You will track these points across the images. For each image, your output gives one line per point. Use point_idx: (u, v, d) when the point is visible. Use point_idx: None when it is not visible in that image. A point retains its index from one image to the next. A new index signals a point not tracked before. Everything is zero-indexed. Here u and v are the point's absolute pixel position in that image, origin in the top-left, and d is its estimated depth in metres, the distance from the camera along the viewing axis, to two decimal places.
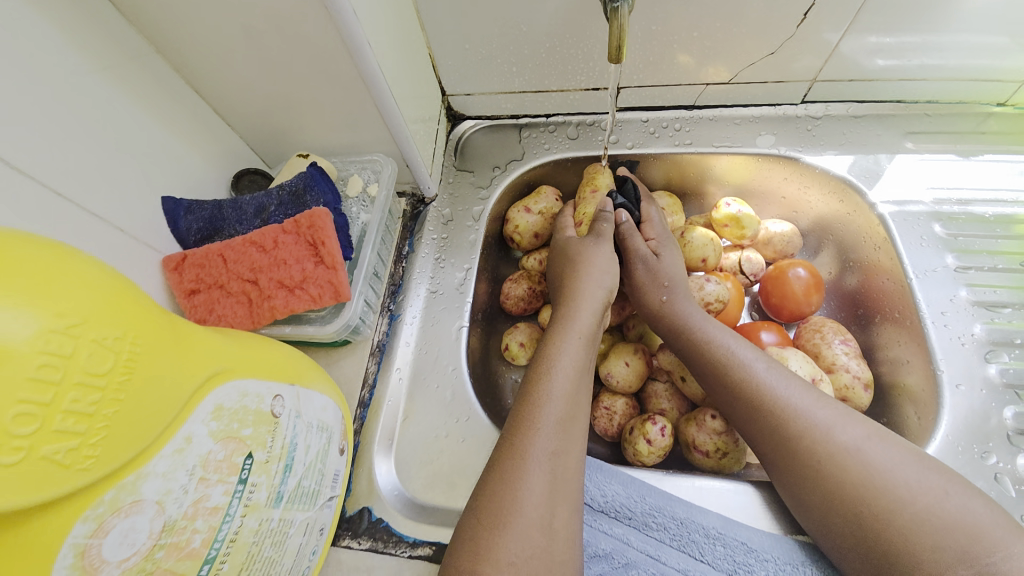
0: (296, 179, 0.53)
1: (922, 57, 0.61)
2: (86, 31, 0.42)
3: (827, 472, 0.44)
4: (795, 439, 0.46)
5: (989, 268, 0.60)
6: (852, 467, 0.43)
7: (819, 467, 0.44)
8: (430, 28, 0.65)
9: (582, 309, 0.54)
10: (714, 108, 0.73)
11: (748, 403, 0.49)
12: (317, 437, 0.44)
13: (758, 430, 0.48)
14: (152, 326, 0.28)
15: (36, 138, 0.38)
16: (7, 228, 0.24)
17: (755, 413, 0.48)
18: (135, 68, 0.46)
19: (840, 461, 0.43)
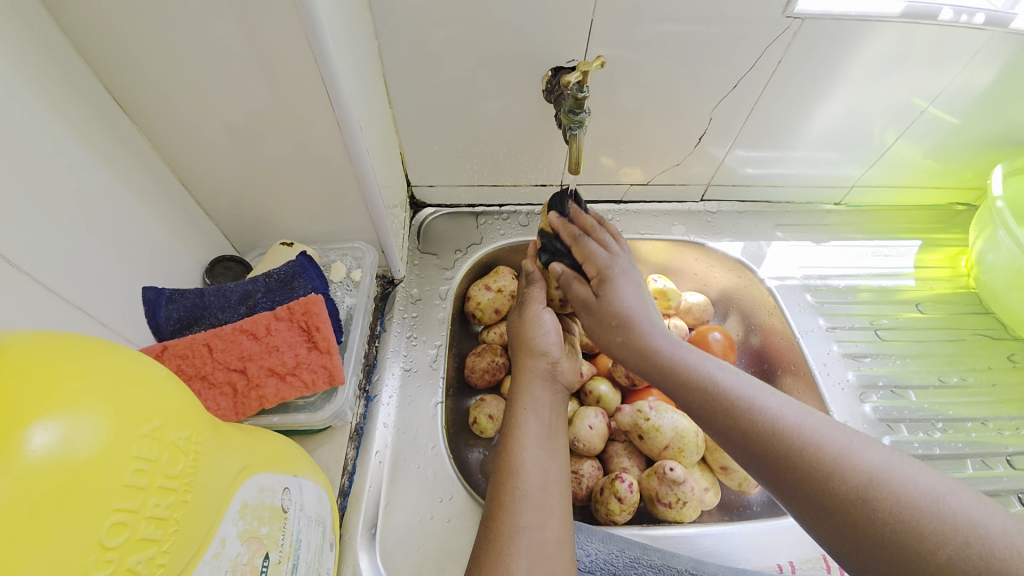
0: (284, 267, 0.54)
1: (779, 169, 0.83)
2: (85, 131, 0.44)
3: (846, 505, 0.36)
4: (801, 471, 0.38)
5: (849, 327, 0.78)
6: (872, 494, 0.35)
7: (833, 496, 0.36)
8: (402, 132, 0.73)
9: (538, 349, 0.57)
10: (637, 203, 0.89)
11: (736, 426, 0.42)
12: (316, 531, 0.43)
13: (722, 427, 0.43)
14: (203, 424, 0.30)
15: (25, 231, 0.38)
16: (87, 336, 0.26)
17: (715, 411, 0.44)
18: (125, 162, 0.48)
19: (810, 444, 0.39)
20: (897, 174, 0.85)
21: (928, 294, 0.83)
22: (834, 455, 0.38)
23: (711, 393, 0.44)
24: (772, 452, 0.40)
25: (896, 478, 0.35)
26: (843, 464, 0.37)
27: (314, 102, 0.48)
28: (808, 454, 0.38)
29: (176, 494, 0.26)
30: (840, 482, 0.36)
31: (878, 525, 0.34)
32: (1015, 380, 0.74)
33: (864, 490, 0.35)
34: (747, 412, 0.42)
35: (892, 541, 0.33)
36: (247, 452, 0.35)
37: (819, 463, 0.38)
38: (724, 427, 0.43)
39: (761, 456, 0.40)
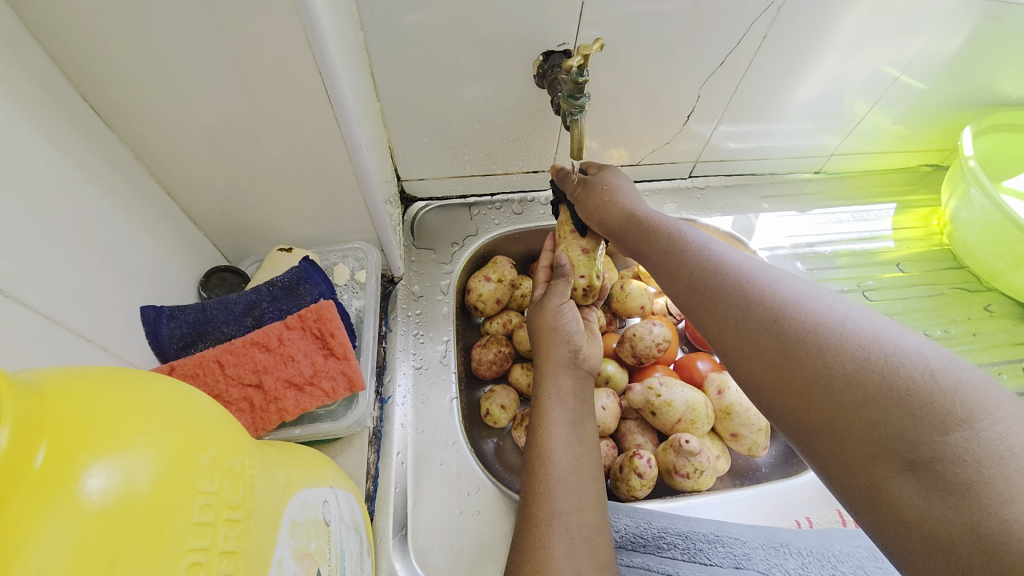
0: (287, 274, 0.52)
1: (763, 142, 0.85)
2: (55, 143, 0.41)
3: (781, 348, 0.37)
4: (747, 320, 0.40)
5: (838, 291, 0.82)
6: (807, 335, 0.36)
7: (774, 342, 0.38)
8: (390, 124, 0.71)
9: (559, 337, 0.56)
10: (628, 183, 0.89)
11: (700, 287, 0.44)
12: (355, 540, 0.42)
13: (704, 307, 0.44)
14: (252, 448, 0.29)
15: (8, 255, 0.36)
16: (124, 368, 0.25)
17: (701, 288, 0.44)
18: (100, 175, 0.45)
19: (784, 310, 0.38)
20: (870, 142, 0.88)
21: (907, 254, 0.88)
22: (781, 301, 0.39)
23: (686, 265, 0.46)
24: (724, 306, 0.42)
25: (837, 320, 0.36)
26: (789, 311, 0.38)
27: (310, 97, 0.47)
28: (757, 302, 0.40)
29: (241, 524, 0.25)
30: (783, 329, 0.38)
31: (806, 365, 0.35)
32: (992, 328, 0.80)
33: (802, 333, 0.36)
34: (712, 276, 0.44)
35: (843, 404, 0.33)
36: (287, 470, 0.34)
37: (765, 313, 0.39)
38: (692, 295, 0.45)
39: (713, 310, 0.43)
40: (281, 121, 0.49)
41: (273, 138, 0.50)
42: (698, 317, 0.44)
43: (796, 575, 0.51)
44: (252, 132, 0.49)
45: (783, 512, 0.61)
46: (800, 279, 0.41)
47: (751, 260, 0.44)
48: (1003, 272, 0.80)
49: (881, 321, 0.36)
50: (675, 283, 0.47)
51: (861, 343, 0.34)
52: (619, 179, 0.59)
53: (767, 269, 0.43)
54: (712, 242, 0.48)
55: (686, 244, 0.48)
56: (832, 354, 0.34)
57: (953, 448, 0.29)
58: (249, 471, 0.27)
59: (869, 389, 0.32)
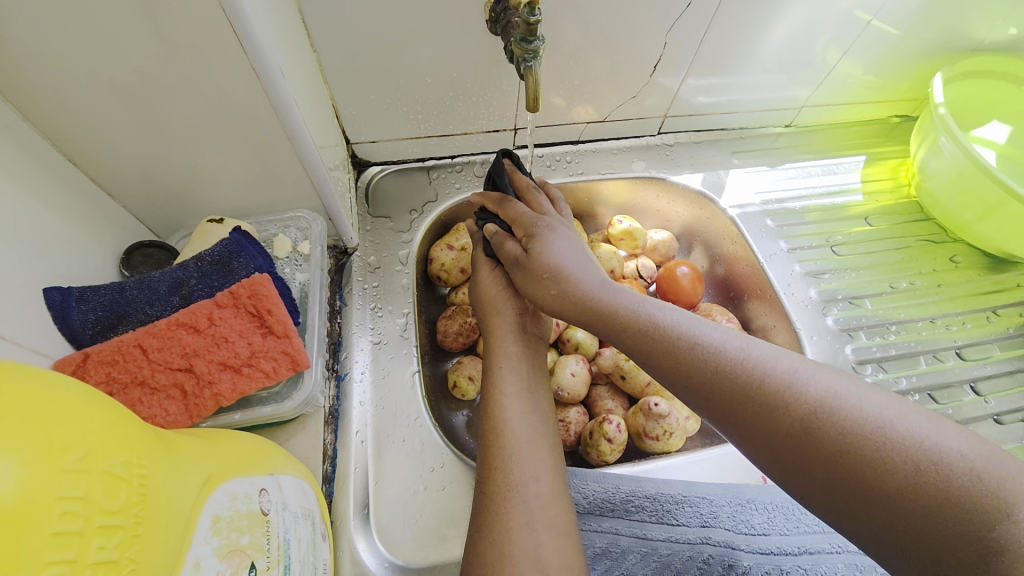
0: (216, 247, 0.48)
1: (732, 95, 0.81)
2: None
3: (823, 459, 0.34)
4: (770, 421, 0.36)
5: (808, 247, 0.81)
6: (848, 442, 0.33)
7: (806, 451, 0.34)
8: (330, 79, 0.64)
9: (502, 308, 0.54)
10: (595, 142, 0.85)
11: (713, 385, 0.39)
12: (305, 527, 0.39)
13: (709, 402, 0.39)
14: (145, 439, 0.26)
15: None
16: None
17: (702, 382, 0.39)
18: None
19: (804, 412, 0.35)
20: (841, 93, 0.84)
21: (875, 207, 0.87)
22: (810, 404, 0.35)
23: (669, 342, 0.41)
24: (745, 407, 0.37)
25: (876, 424, 0.33)
26: (815, 414, 0.35)
27: (220, 43, 0.41)
28: (783, 404, 0.36)
29: (124, 531, 0.22)
30: (820, 439, 0.34)
31: (856, 483, 0.32)
32: (958, 279, 0.81)
33: (842, 444, 0.33)
34: (721, 371, 0.39)
35: (897, 512, 0.31)
36: (209, 462, 0.31)
37: (795, 415, 0.35)
38: (685, 379, 0.40)
39: (731, 408, 0.38)
40: (191, 70, 0.42)
41: (187, 92, 0.44)
42: (708, 412, 0.39)
43: (761, 530, 0.52)
44: (161, 85, 0.43)
45: (750, 469, 0.61)
46: (795, 361, 0.38)
47: (754, 343, 0.40)
48: (969, 223, 0.80)
49: (907, 408, 0.34)
50: (655, 361, 0.42)
51: (906, 449, 0.32)
52: (559, 248, 0.50)
53: (762, 347, 0.39)
54: (700, 320, 0.42)
55: (673, 328, 0.42)
56: (883, 465, 0.32)
57: (1015, 547, 0.28)
58: (142, 469, 0.24)
59: (929, 509, 0.30)
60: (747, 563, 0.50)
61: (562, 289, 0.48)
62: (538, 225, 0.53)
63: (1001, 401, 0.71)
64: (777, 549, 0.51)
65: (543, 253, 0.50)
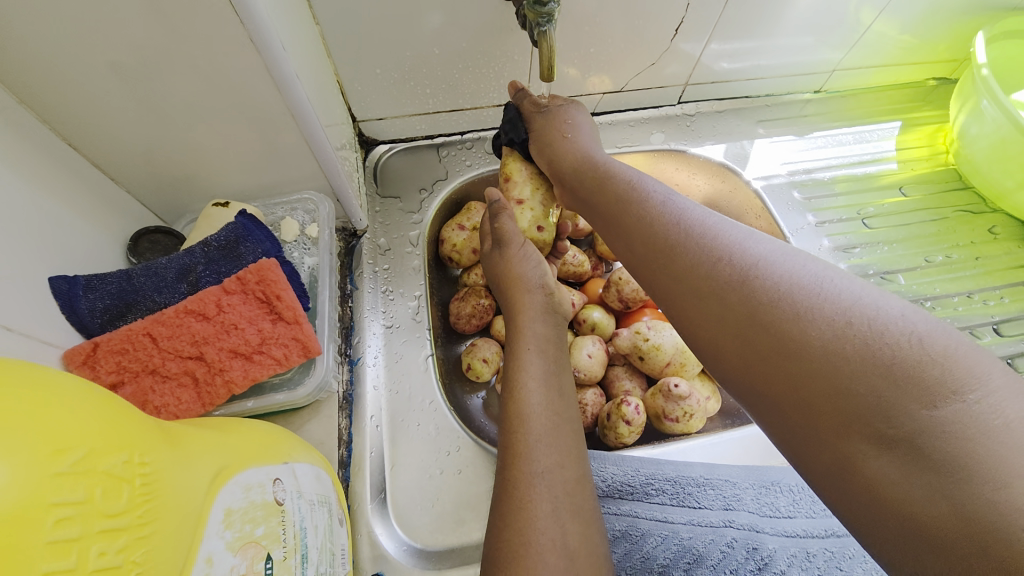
0: (222, 232, 0.46)
1: (758, 60, 0.76)
2: None
3: (749, 316, 0.32)
4: (709, 281, 0.35)
5: (837, 220, 0.77)
6: (779, 297, 0.32)
7: (738, 307, 0.33)
8: (334, 54, 0.61)
9: (530, 285, 0.53)
10: (611, 113, 0.81)
11: (669, 248, 0.38)
12: (321, 514, 0.39)
13: (662, 270, 0.38)
14: (149, 435, 0.25)
15: None
16: None
17: (661, 251, 0.39)
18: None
19: (746, 270, 0.34)
20: (876, 54, 0.79)
21: (910, 177, 0.82)
22: (750, 261, 0.34)
23: (642, 219, 0.41)
24: (684, 263, 0.37)
25: (813, 282, 0.32)
26: (759, 274, 0.33)
27: (215, 14, 0.38)
28: (722, 261, 0.35)
29: (127, 533, 0.21)
30: (751, 292, 0.33)
31: (779, 339, 0.31)
32: (998, 252, 0.76)
33: (772, 298, 0.32)
34: (675, 231, 0.39)
35: (811, 364, 0.29)
36: (222, 452, 0.31)
37: (731, 271, 0.34)
38: (649, 250, 0.40)
39: (672, 266, 0.37)
40: (186, 42, 0.40)
41: (184, 69, 0.42)
42: (653, 275, 0.39)
43: (785, 512, 0.50)
44: (157, 62, 0.41)
45: (773, 452, 0.59)
46: (761, 237, 0.37)
47: (715, 215, 0.39)
48: (1012, 191, 0.75)
49: (855, 280, 0.32)
50: (629, 238, 0.42)
51: (838, 308, 0.30)
52: (579, 117, 0.57)
53: (730, 224, 0.38)
54: (673, 194, 0.43)
55: (645, 194, 0.43)
56: (809, 320, 0.30)
57: (939, 421, 0.25)
58: (145, 467, 0.24)
59: (852, 365, 0.28)
60: (772, 547, 0.48)
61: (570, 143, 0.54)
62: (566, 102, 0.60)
63: None
64: (803, 533, 0.49)
65: (560, 114, 0.57)
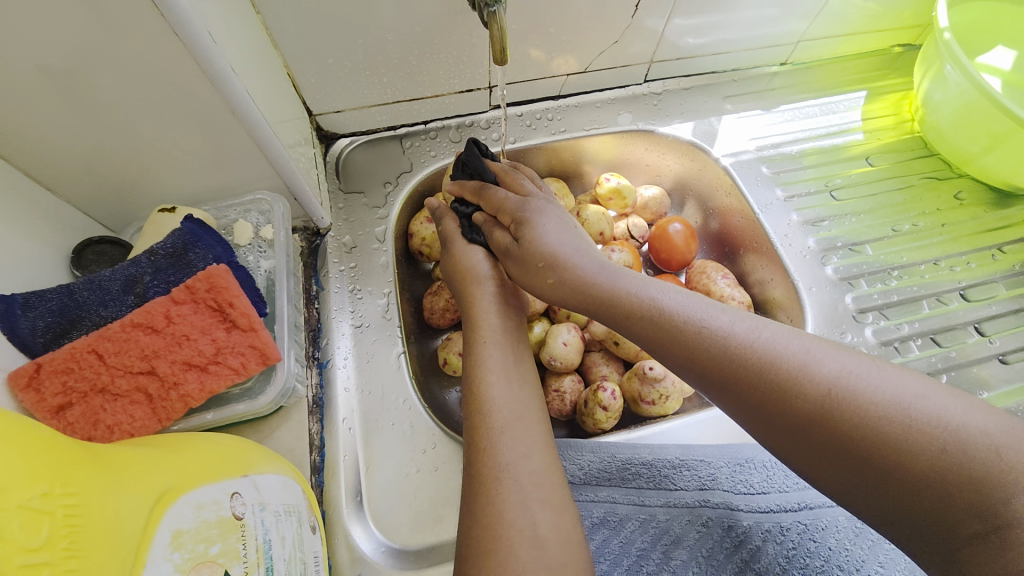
0: (169, 239, 0.45)
1: (722, 34, 0.74)
2: None
3: (847, 454, 0.31)
4: (794, 417, 0.33)
5: (806, 194, 0.77)
6: (873, 432, 0.31)
7: (834, 444, 0.32)
8: (281, 45, 0.58)
9: (481, 276, 0.53)
10: (577, 95, 0.79)
11: (731, 378, 0.36)
12: (288, 524, 0.38)
13: (730, 399, 0.37)
14: (71, 467, 0.24)
15: None
16: None
17: (721, 380, 0.37)
18: None
19: (826, 404, 0.32)
20: (839, 24, 0.78)
21: (876, 146, 0.82)
22: (827, 386, 0.33)
23: (681, 336, 0.39)
24: (757, 392, 0.35)
25: (898, 404, 0.31)
26: (839, 405, 0.32)
27: (132, 6, 0.36)
28: (796, 393, 0.34)
29: (51, 566, 0.21)
30: (840, 423, 0.32)
31: (888, 475, 0.30)
32: (962, 217, 0.77)
33: (866, 430, 0.31)
34: (731, 357, 0.37)
35: (933, 505, 0.29)
36: (167, 473, 0.30)
37: (813, 399, 0.33)
38: (703, 375, 0.38)
39: (743, 393, 0.36)
40: (105, 37, 0.37)
41: (110, 67, 0.39)
42: (721, 397, 0.37)
43: (759, 489, 0.50)
44: (81, 61, 0.38)
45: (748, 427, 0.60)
46: (818, 347, 0.35)
47: (761, 326, 0.37)
48: (975, 156, 0.76)
49: (932, 390, 0.32)
50: (668, 355, 0.40)
51: (934, 434, 0.30)
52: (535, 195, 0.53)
53: (777, 334, 0.37)
54: (704, 300, 0.41)
55: (677, 311, 0.40)
56: (915, 453, 0.29)
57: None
58: (68, 497, 0.23)
59: (967, 500, 0.28)
60: (746, 523, 0.48)
61: (559, 278, 0.47)
62: (525, 211, 0.51)
63: (1006, 341, 0.69)
64: (777, 507, 0.49)
65: (535, 238, 0.49)
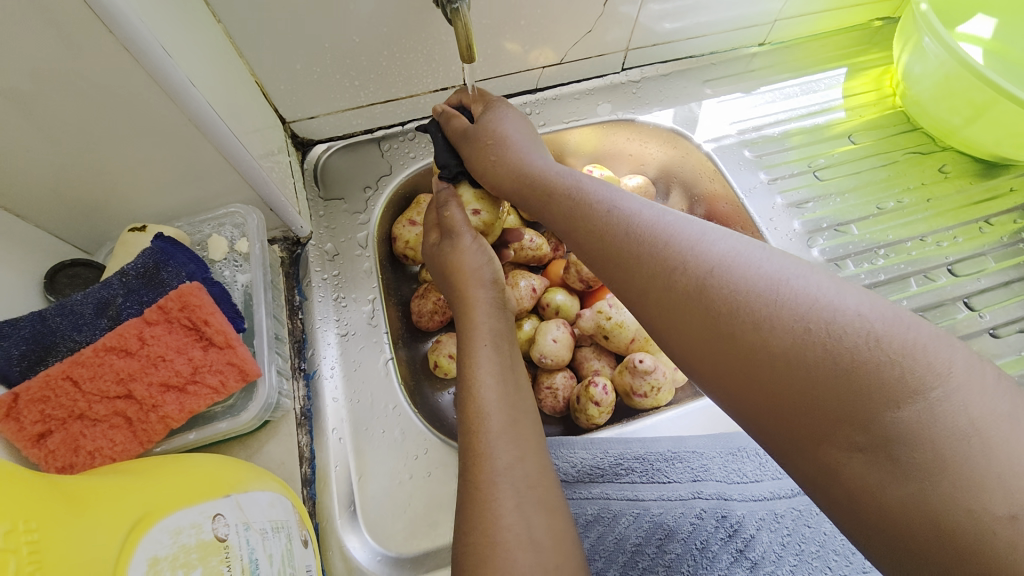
0: (139, 259, 0.44)
1: (697, 17, 0.73)
2: None
3: (716, 326, 0.33)
4: (675, 292, 0.35)
5: (790, 176, 0.77)
6: (742, 306, 0.33)
7: (705, 315, 0.34)
8: (247, 54, 0.57)
9: (482, 279, 0.52)
10: (555, 88, 0.78)
11: (630, 259, 0.38)
12: (276, 541, 0.37)
13: (626, 281, 0.39)
14: (35, 504, 0.24)
15: None
16: None
17: (622, 262, 0.39)
18: None
19: (707, 277, 0.34)
20: (815, 0, 0.77)
21: (859, 123, 0.82)
22: (711, 267, 0.35)
23: (598, 225, 0.41)
24: (647, 271, 0.37)
25: (773, 286, 0.33)
26: (718, 278, 0.34)
27: (83, 24, 0.35)
28: (681, 268, 0.35)
29: None
30: (715, 300, 0.34)
31: (749, 348, 0.32)
32: (948, 191, 0.77)
33: (737, 307, 0.33)
34: (634, 240, 0.39)
35: (780, 369, 0.30)
36: (142, 500, 0.29)
37: (695, 279, 0.35)
38: (610, 260, 0.40)
39: (636, 270, 0.38)
40: (57, 58, 0.36)
41: (65, 87, 0.38)
42: (620, 284, 0.39)
43: (752, 477, 0.50)
44: (36, 83, 0.37)
45: None
46: (721, 234, 0.37)
47: (671, 214, 0.39)
48: (958, 128, 0.75)
49: (815, 276, 0.33)
50: (586, 247, 0.42)
51: (801, 313, 0.31)
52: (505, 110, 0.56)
53: (685, 223, 0.39)
54: (626, 195, 0.43)
55: (601, 203, 0.42)
56: (776, 328, 0.31)
57: (907, 423, 0.27)
58: (34, 533, 0.23)
59: (811, 367, 0.30)
60: (740, 512, 0.48)
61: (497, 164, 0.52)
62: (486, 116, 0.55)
63: (996, 313, 0.69)
64: (771, 495, 0.49)
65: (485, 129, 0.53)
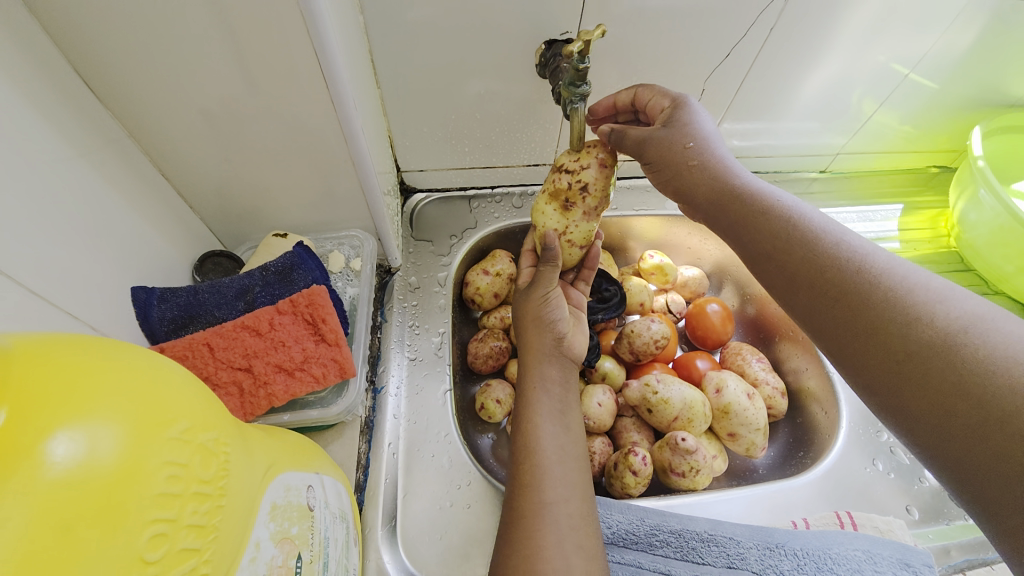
0: (280, 259, 0.53)
1: (768, 141, 0.83)
2: (69, 125, 0.42)
3: (946, 382, 0.33)
4: (897, 336, 0.36)
5: None
6: (982, 362, 0.32)
7: (931, 364, 0.34)
8: (388, 113, 0.70)
9: (543, 322, 0.54)
10: (630, 180, 0.88)
11: (847, 300, 0.40)
12: (341, 527, 0.41)
13: (837, 319, 0.40)
14: (229, 423, 0.29)
15: (22, 234, 0.37)
16: (109, 339, 0.25)
17: (835, 299, 0.40)
18: (109, 155, 0.46)
19: (939, 326, 0.35)
20: (877, 142, 0.86)
21: (914, 255, 0.86)
22: (948, 318, 0.35)
23: (819, 261, 0.42)
24: (869, 312, 0.38)
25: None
26: (954, 332, 0.34)
27: (306, 79, 0.46)
28: (915, 315, 0.36)
29: (212, 499, 0.25)
30: (945, 354, 0.34)
31: (980, 406, 0.32)
32: None
33: (978, 364, 0.32)
34: (854, 277, 0.40)
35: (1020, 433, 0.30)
36: (269, 451, 0.34)
37: (930, 329, 0.35)
38: (825, 299, 0.41)
39: (854, 312, 0.39)
40: (277, 103, 0.48)
41: (272, 122, 0.50)
42: (829, 320, 0.41)
43: None
44: (251, 115, 0.49)
45: (780, 513, 0.60)
46: (965, 295, 0.36)
47: (900, 263, 0.40)
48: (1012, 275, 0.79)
49: None
50: (797, 279, 0.43)
51: None
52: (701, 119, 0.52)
53: (925, 277, 0.39)
54: (847, 232, 0.44)
55: (821, 235, 0.43)
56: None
57: None
58: (229, 446, 0.27)
59: None
60: None
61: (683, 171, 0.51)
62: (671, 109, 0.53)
63: None
64: None
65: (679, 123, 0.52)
